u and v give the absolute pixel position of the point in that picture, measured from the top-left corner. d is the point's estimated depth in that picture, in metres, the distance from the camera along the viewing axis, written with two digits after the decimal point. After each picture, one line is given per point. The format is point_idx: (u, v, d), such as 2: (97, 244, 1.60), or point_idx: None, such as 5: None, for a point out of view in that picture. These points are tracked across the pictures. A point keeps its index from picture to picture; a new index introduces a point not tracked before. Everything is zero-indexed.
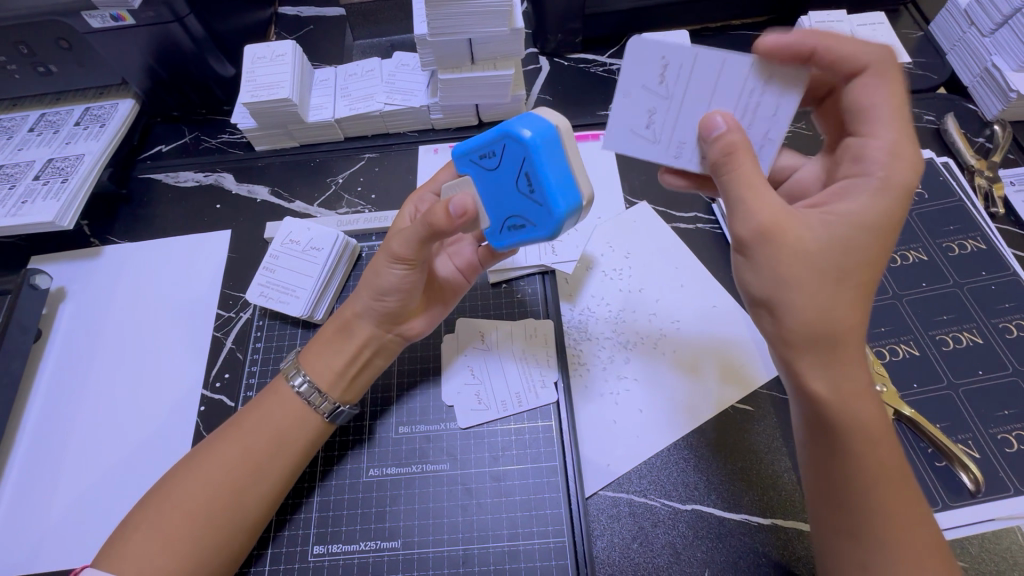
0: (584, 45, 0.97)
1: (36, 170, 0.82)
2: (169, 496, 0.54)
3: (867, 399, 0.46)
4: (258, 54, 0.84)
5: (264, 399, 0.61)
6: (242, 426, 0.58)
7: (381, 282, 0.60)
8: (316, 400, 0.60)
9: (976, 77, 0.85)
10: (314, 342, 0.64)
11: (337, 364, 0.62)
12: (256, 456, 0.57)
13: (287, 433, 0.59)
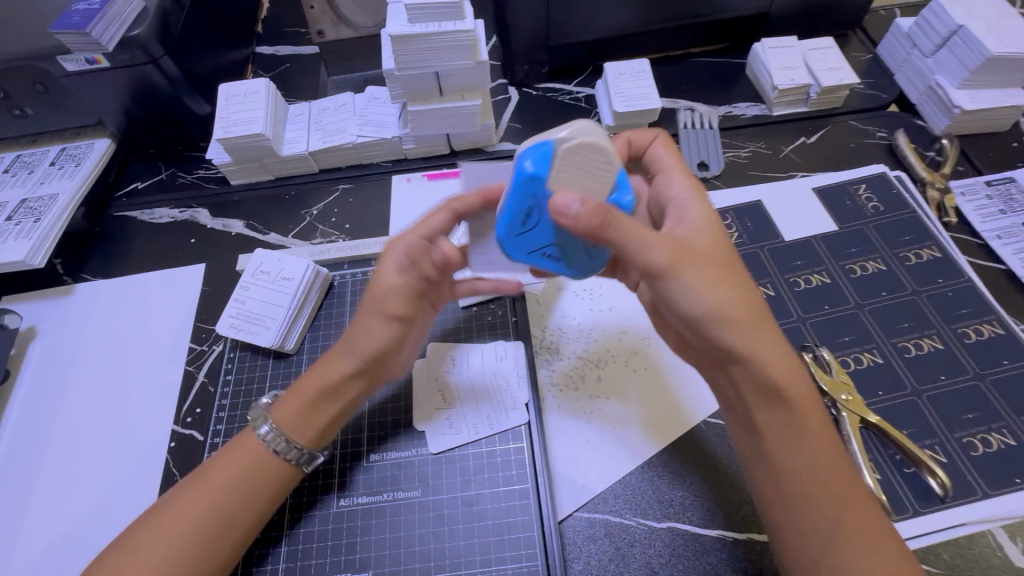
0: (551, 74, 1.00)
1: (9, 211, 0.83)
2: (132, 551, 0.52)
3: (801, 396, 0.51)
4: (232, 92, 0.86)
5: (232, 452, 0.57)
6: (210, 479, 0.55)
7: (369, 343, 0.58)
8: (290, 451, 0.58)
9: (922, 95, 0.89)
10: (291, 396, 0.59)
11: (321, 419, 0.59)
12: (226, 512, 0.54)
13: (257, 490, 0.56)
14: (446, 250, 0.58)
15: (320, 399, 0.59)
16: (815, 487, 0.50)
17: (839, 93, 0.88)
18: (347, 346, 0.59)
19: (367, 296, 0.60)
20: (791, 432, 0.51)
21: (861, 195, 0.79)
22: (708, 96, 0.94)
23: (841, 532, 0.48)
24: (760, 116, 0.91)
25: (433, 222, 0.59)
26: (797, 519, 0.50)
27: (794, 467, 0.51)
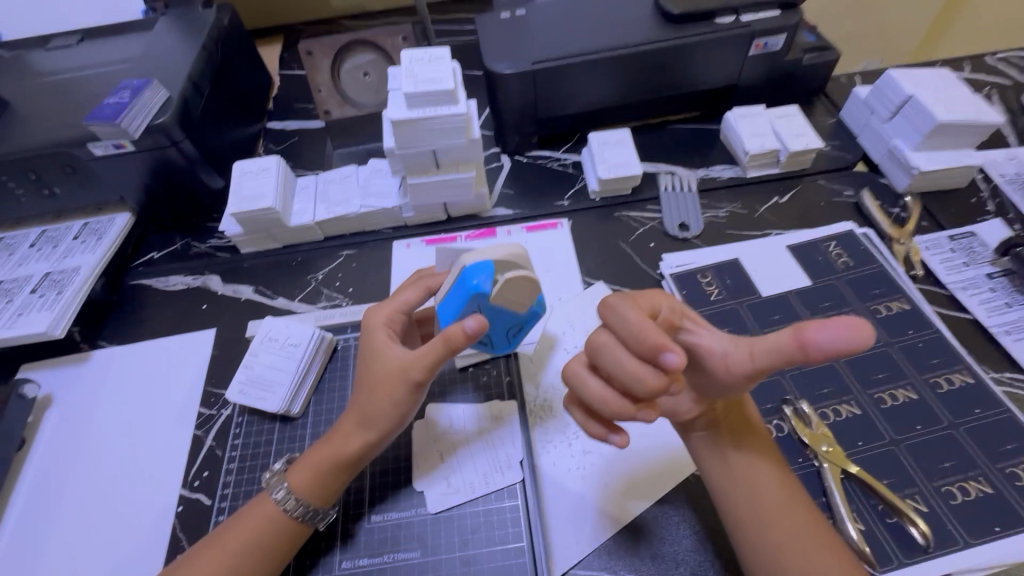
0: (540, 143, 1.08)
1: (34, 284, 0.88)
2: None
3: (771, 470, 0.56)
4: (245, 168, 0.93)
5: (246, 514, 0.60)
6: (226, 540, 0.57)
7: (382, 411, 0.61)
8: (305, 513, 0.60)
9: (884, 156, 0.95)
10: (303, 465, 0.62)
11: (335, 485, 0.61)
12: (241, 571, 0.56)
13: (270, 548, 0.58)
14: (481, 321, 0.56)
15: (340, 467, 0.61)
16: (784, 518, 0.54)
17: (806, 156, 0.95)
18: (368, 417, 0.61)
19: (384, 373, 0.61)
20: (748, 468, 0.57)
21: (832, 251, 0.85)
22: (685, 160, 1.02)
23: (815, 559, 0.51)
24: (735, 178, 0.98)
25: (409, 297, 0.68)
26: (770, 546, 0.53)
27: (756, 502, 0.55)
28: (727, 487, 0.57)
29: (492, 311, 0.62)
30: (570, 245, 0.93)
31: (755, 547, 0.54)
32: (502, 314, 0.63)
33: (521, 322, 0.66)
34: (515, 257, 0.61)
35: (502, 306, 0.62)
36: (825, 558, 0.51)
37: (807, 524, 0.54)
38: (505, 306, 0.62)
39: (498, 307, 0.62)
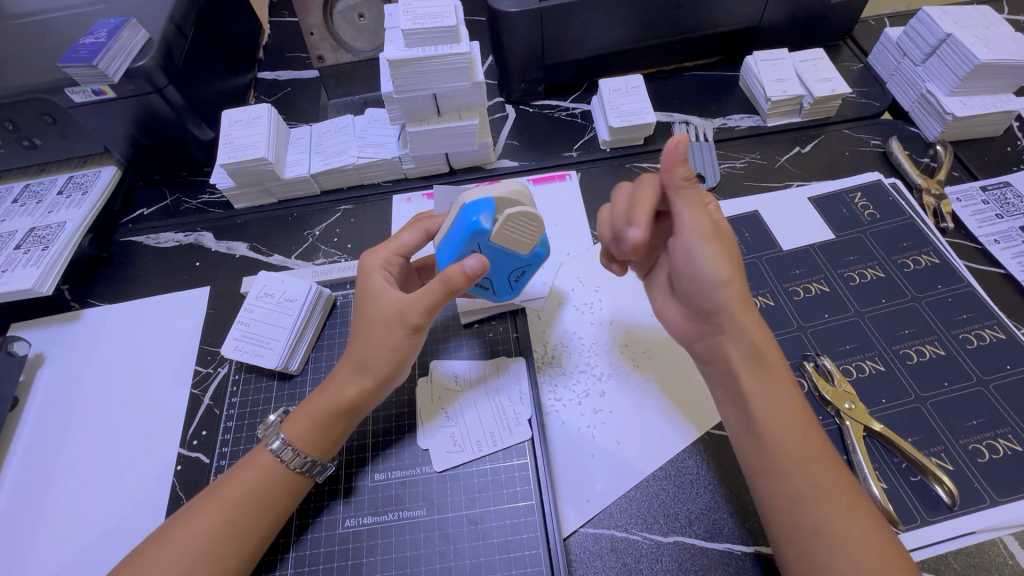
0: (547, 92, 1.02)
1: (18, 240, 0.84)
2: (143, 566, 0.51)
3: (788, 424, 0.52)
4: (235, 118, 0.88)
5: (244, 466, 0.57)
6: (223, 493, 0.55)
7: (376, 355, 0.58)
8: (303, 463, 0.58)
9: (915, 103, 0.89)
10: (300, 413, 0.59)
11: (334, 431, 0.59)
12: (239, 524, 0.54)
13: (271, 498, 0.56)
14: (482, 262, 0.54)
15: (337, 413, 0.59)
16: (798, 471, 0.50)
17: (832, 103, 0.89)
18: (366, 362, 0.59)
19: (382, 316, 0.59)
20: (766, 412, 0.53)
21: (857, 203, 0.80)
22: (701, 109, 0.96)
23: (831, 513, 0.47)
24: (755, 127, 0.92)
25: (407, 241, 0.64)
26: (786, 494, 0.50)
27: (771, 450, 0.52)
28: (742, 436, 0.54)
29: (493, 253, 0.59)
30: (579, 199, 0.88)
31: (770, 496, 0.51)
32: (504, 257, 0.60)
33: (525, 266, 0.62)
34: (517, 195, 0.58)
35: (505, 248, 0.58)
36: (845, 514, 0.47)
37: (827, 480, 0.49)
38: (507, 247, 0.59)
39: (499, 248, 0.58)
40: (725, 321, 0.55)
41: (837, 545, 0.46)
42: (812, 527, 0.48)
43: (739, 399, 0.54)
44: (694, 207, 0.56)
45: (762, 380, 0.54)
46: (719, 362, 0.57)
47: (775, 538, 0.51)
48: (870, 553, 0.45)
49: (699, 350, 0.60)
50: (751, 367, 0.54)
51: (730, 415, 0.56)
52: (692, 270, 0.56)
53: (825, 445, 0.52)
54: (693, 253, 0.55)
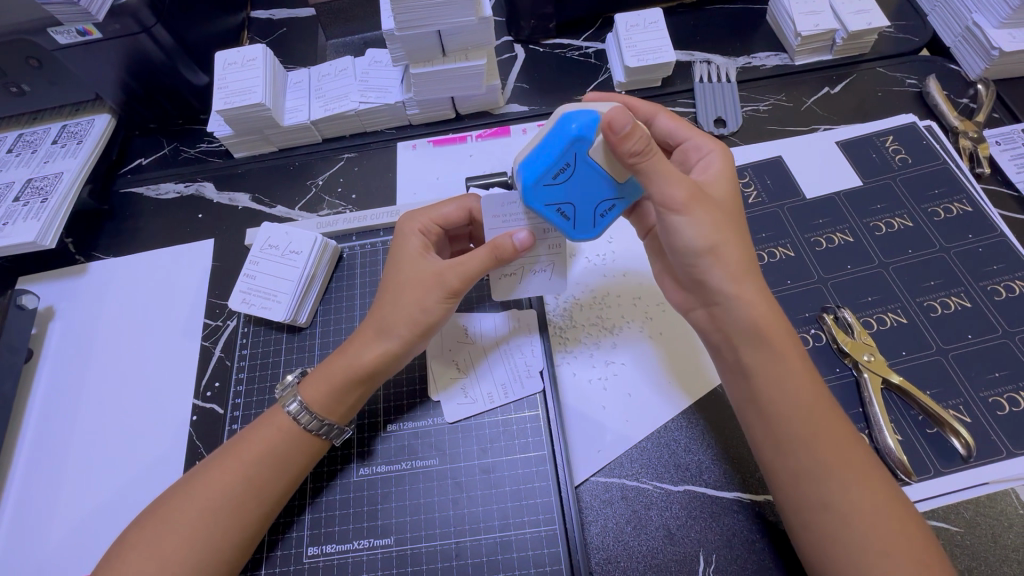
0: (558, 29, 0.95)
1: (16, 192, 0.82)
2: (169, 517, 0.52)
3: (791, 402, 0.50)
4: (228, 60, 0.83)
5: (262, 423, 0.58)
6: (241, 447, 0.56)
7: (387, 318, 0.58)
8: (321, 426, 0.58)
9: (958, 37, 0.83)
10: (319, 377, 0.59)
11: (347, 398, 0.58)
12: (261, 480, 0.55)
13: (288, 452, 0.57)
14: (532, 237, 0.57)
15: (355, 380, 0.58)
16: (805, 449, 0.49)
17: (867, 38, 0.82)
18: (389, 323, 0.58)
19: (414, 277, 0.58)
20: (769, 388, 0.51)
21: (888, 147, 0.76)
22: (725, 46, 0.89)
23: (842, 486, 0.47)
24: (782, 66, 0.85)
25: (447, 210, 0.63)
26: (792, 466, 0.49)
27: (777, 426, 0.50)
28: (745, 408, 0.53)
29: (572, 189, 0.53)
30: None
31: (772, 467, 0.51)
32: (591, 187, 0.53)
33: (618, 199, 0.54)
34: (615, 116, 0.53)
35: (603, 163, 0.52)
36: (854, 488, 0.47)
37: (836, 456, 0.48)
38: (610, 167, 0.52)
39: (596, 168, 0.52)
40: (719, 296, 0.53)
41: (845, 517, 0.46)
42: (820, 501, 0.47)
43: (741, 371, 0.53)
44: (669, 177, 0.50)
45: (772, 356, 0.51)
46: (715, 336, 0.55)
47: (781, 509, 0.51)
48: (877, 526, 0.45)
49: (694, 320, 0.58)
50: (753, 343, 0.52)
51: (733, 387, 0.55)
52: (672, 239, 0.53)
53: (835, 416, 0.50)
54: (673, 223, 0.52)
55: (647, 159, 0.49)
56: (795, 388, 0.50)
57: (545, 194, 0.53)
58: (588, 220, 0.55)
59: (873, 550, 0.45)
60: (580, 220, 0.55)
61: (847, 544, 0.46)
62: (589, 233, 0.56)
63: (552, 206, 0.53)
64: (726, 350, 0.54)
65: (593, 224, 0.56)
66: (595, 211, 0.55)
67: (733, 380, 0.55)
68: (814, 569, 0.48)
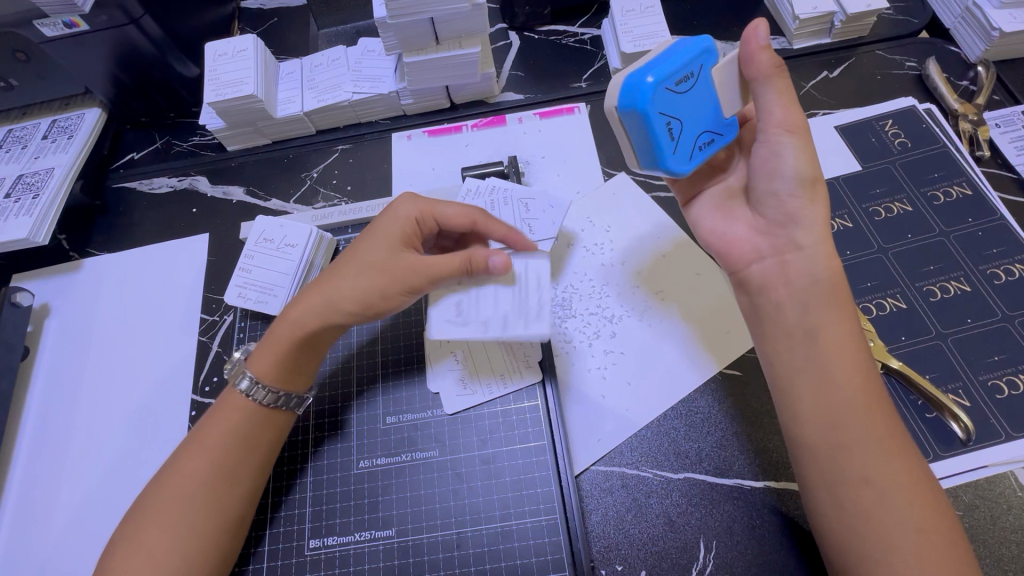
0: (554, 15, 0.94)
1: (7, 187, 0.81)
2: (146, 514, 0.53)
3: (849, 373, 0.49)
4: (218, 51, 0.82)
5: (219, 408, 0.58)
6: (205, 435, 0.56)
7: (342, 289, 0.58)
8: (276, 399, 0.58)
9: (958, 18, 0.82)
10: (268, 347, 0.59)
11: (287, 361, 0.58)
12: (229, 464, 0.55)
13: (258, 437, 0.57)
14: (507, 262, 0.59)
15: (303, 349, 0.59)
16: (856, 422, 0.48)
17: (865, 20, 0.81)
18: (341, 298, 0.58)
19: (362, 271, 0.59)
20: (826, 355, 0.50)
21: (888, 131, 0.75)
22: (722, 30, 0.88)
23: (881, 463, 0.47)
24: (780, 50, 0.84)
25: (450, 211, 0.62)
26: (836, 439, 0.48)
27: (828, 397, 0.49)
28: (791, 378, 0.52)
29: (685, 106, 0.52)
30: (588, 134, 0.84)
31: (813, 441, 0.50)
32: (699, 114, 0.54)
33: (719, 133, 0.56)
34: None
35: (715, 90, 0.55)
36: (894, 465, 0.47)
37: (877, 427, 0.48)
38: (720, 99, 0.55)
39: (711, 91, 0.54)
40: (803, 236, 0.53)
41: (883, 495, 0.46)
42: (861, 476, 0.47)
43: (805, 336, 0.51)
44: (788, 102, 0.53)
45: (837, 323, 0.51)
46: (784, 288, 0.54)
47: (806, 484, 0.50)
48: (914, 505, 0.46)
49: (755, 274, 0.56)
50: (822, 301, 0.52)
51: (787, 353, 0.52)
52: (773, 167, 0.54)
53: (880, 393, 0.50)
54: (780, 148, 0.53)
55: (778, 75, 0.52)
56: (850, 359, 0.50)
57: (665, 103, 0.51)
58: (687, 149, 0.54)
59: (907, 526, 0.45)
60: (684, 144, 0.53)
61: (883, 515, 0.46)
62: (685, 165, 0.54)
63: (668, 118, 0.51)
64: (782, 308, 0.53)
65: (690, 156, 0.54)
66: (699, 139, 0.54)
67: (784, 343, 0.53)
68: (833, 548, 0.48)
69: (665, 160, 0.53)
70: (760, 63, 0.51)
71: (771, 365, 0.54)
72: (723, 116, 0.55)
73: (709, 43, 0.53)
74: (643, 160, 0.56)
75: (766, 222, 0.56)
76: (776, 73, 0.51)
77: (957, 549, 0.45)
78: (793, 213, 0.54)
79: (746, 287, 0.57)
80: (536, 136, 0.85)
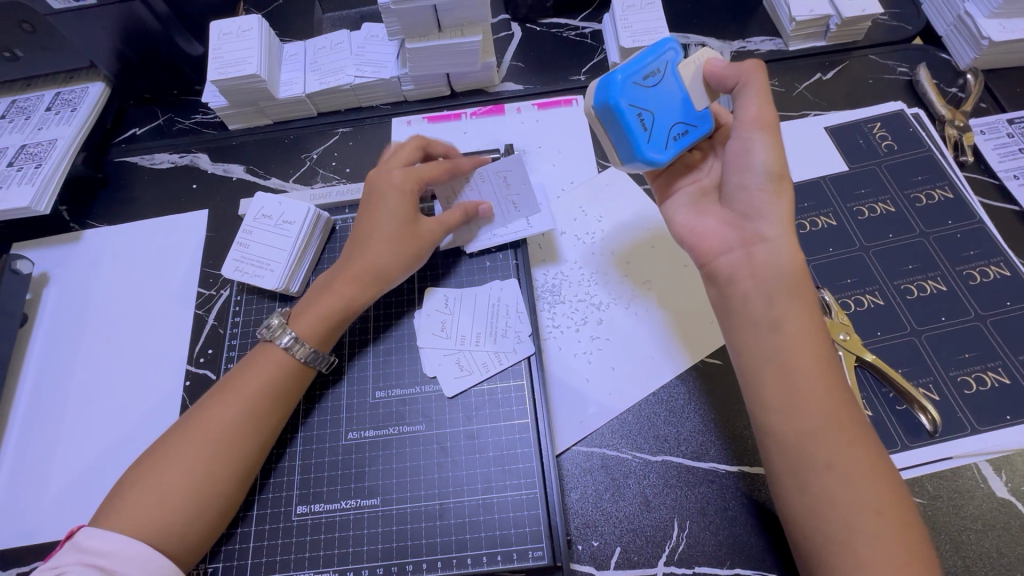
0: (556, 9, 0.95)
1: (9, 157, 0.82)
2: (166, 455, 0.55)
3: (812, 362, 0.51)
4: (223, 30, 0.83)
5: (252, 359, 0.61)
6: (234, 386, 0.59)
7: (375, 253, 0.64)
8: (314, 355, 0.62)
9: (950, 26, 0.83)
10: (308, 313, 0.63)
11: (336, 330, 0.64)
12: (258, 412, 0.58)
13: (287, 391, 0.60)
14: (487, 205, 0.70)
15: (344, 311, 0.63)
16: (819, 408, 0.50)
17: (860, 25, 0.83)
18: (380, 267, 0.64)
19: (398, 233, 0.64)
20: (791, 345, 0.52)
21: (876, 133, 0.77)
22: (720, 29, 0.89)
23: (844, 447, 0.49)
24: (776, 51, 0.86)
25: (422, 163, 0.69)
26: (800, 424, 0.50)
27: (794, 385, 0.51)
28: (760, 367, 0.53)
29: (655, 99, 0.56)
30: (583, 125, 0.85)
31: (778, 429, 0.51)
32: (671, 107, 0.57)
33: (694, 125, 0.58)
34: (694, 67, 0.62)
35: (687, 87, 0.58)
36: (854, 449, 0.49)
37: (841, 414, 0.50)
38: (691, 93, 0.58)
39: (683, 87, 0.57)
40: (768, 230, 0.55)
41: (844, 478, 0.48)
42: (824, 461, 0.49)
43: (770, 327, 0.53)
44: (761, 100, 0.56)
45: (799, 315, 0.53)
46: (749, 279, 0.55)
47: (773, 470, 0.52)
48: (872, 487, 0.48)
49: (723, 265, 0.58)
50: (787, 293, 0.53)
51: (753, 344, 0.54)
52: (744, 162, 0.57)
53: (842, 383, 0.52)
54: (750, 144, 0.56)
55: (753, 75, 0.56)
56: (813, 347, 0.52)
57: (634, 96, 0.55)
58: (662, 139, 0.56)
59: (869, 507, 0.47)
60: (657, 132, 0.56)
61: (847, 498, 0.48)
62: (662, 154, 0.56)
63: (637, 109, 0.55)
64: (745, 304, 0.55)
65: (667, 145, 0.56)
66: (671, 130, 0.57)
67: (751, 333, 0.54)
68: (796, 529, 0.50)
69: (640, 148, 0.55)
70: (738, 65, 0.56)
71: (739, 356, 0.56)
72: (696, 109, 0.58)
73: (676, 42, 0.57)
74: (621, 151, 0.58)
75: (734, 215, 0.58)
76: (750, 73, 0.56)
77: (913, 528, 0.47)
78: (762, 208, 0.56)
79: (715, 279, 0.58)
80: (533, 127, 0.86)
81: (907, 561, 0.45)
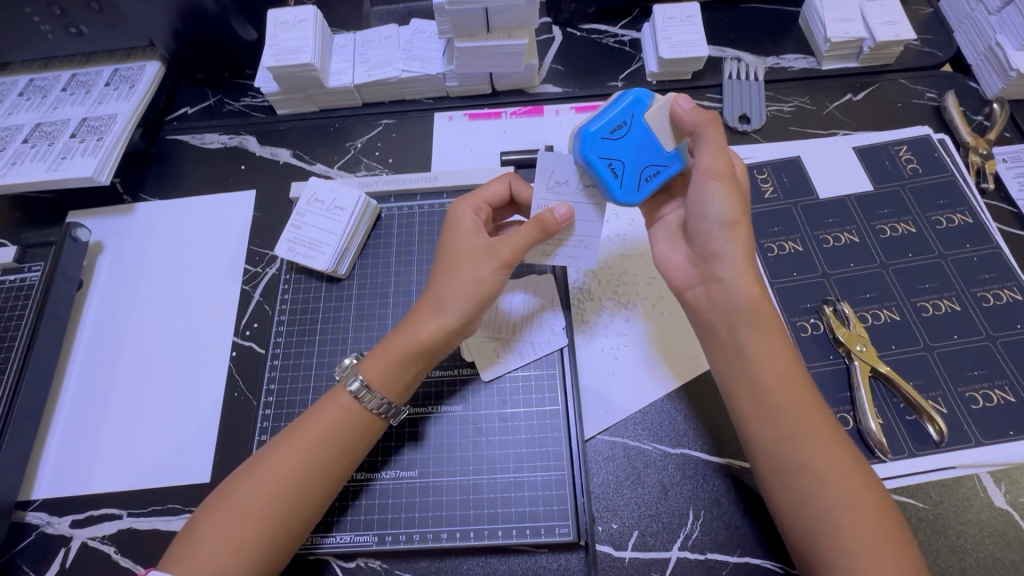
0: (597, 15, 0.98)
1: (72, 129, 0.87)
2: (235, 500, 0.55)
3: (775, 379, 0.56)
4: (280, 19, 0.87)
5: (324, 405, 0.60)
6: (303, 431, 0.58)
7: (442, 295, 0.61)
8: (381, 404, 0.60)
9: (980, 56, 0.86)
10: (377, 356, 0.61)
11: (409, 373, 0.61)
12: (325, 459, 0.58)
13: (353, 439, 0.59)
14: (568, 208, 0.61)
15: (416, 355, 0.60)
16: (789, 419, 0.54)
17: (892, 49, 0.86)
18: (444, 299, 0.60)
19: (475, 249, 0.62)
20: (758, 361, 0.56)
21: (902, 156, 0.80)
22: (756, 44, 0.92)
23: (817, 452, 0.53)
24: (809, 69, 0.89)
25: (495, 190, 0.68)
26: (772, 432, 0.55)
27: (762, 398, 0.56)
28: (734, 381, 0.58)
29: (624, 149, 0.58)
30: None
31: (753, 436, 0.56)
32: (640, 153, 0.59)
33: (666, 166, 0.60)
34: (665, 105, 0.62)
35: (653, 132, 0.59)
36: (829, 454, 0.53)
37: (811, 425, 0.54)
38: (659, 138, 0.59)
39: (649, 133, 0.59)
40: (722, 271, 0.58)
41: (821, 480, 0.52)
42: (798, 465, 0.53)
43: (733, 348, 0.58)
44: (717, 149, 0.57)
45: (764, 337, 0.57)
46: (710, 314, 0.60)
47: (762, 471, 0.56)
48: (847, 490, 0.51)
49: (689, 299, 0.62)
50: (746, 322, 0.57)
51: (724, 361, 0.59)
52: (701, 210, 0.58)
53: (814, 396, 0.56)
54: (706, 194, 0.58)
55: (709, 126, 0.56)
56: (779, 364, 0.56)
57: (601, 151, 0.58)
58: (634, 183, 0.59)
59: (845, 508, 0.51)
60: (627, 179, 0.59)
61: (823, 498, 0.51)
62: (635, 198, 0.59)
63: (604, 160, 0.58)
64: (716, 329, 0.60)
65: (639, 189, 0.59)
66: (643, 173, 0.59)
67: (722, 357, 0.59)
68: (785, 524, 0.54)
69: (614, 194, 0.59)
70: (696, 114, 0.56)
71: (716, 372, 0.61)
72: (665, 151, 0.59)
73: (640, 91, 0.59)
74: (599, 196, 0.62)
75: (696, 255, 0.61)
76: (707, 124, 0.56)
77: (891, 529, 0.50)
78: (717, 251, 0.58)
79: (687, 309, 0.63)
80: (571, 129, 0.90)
81: (886, 560, 0.49)
